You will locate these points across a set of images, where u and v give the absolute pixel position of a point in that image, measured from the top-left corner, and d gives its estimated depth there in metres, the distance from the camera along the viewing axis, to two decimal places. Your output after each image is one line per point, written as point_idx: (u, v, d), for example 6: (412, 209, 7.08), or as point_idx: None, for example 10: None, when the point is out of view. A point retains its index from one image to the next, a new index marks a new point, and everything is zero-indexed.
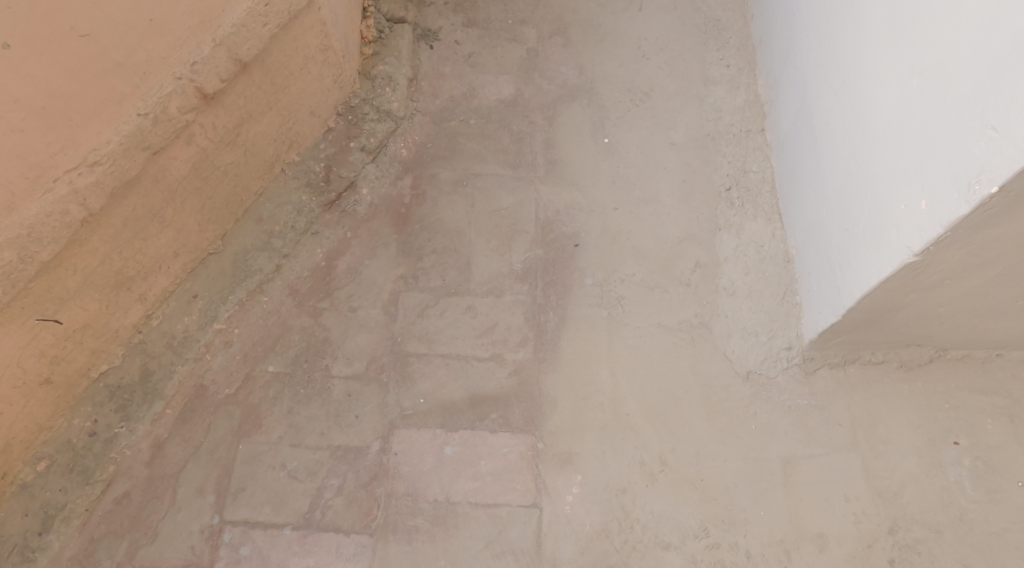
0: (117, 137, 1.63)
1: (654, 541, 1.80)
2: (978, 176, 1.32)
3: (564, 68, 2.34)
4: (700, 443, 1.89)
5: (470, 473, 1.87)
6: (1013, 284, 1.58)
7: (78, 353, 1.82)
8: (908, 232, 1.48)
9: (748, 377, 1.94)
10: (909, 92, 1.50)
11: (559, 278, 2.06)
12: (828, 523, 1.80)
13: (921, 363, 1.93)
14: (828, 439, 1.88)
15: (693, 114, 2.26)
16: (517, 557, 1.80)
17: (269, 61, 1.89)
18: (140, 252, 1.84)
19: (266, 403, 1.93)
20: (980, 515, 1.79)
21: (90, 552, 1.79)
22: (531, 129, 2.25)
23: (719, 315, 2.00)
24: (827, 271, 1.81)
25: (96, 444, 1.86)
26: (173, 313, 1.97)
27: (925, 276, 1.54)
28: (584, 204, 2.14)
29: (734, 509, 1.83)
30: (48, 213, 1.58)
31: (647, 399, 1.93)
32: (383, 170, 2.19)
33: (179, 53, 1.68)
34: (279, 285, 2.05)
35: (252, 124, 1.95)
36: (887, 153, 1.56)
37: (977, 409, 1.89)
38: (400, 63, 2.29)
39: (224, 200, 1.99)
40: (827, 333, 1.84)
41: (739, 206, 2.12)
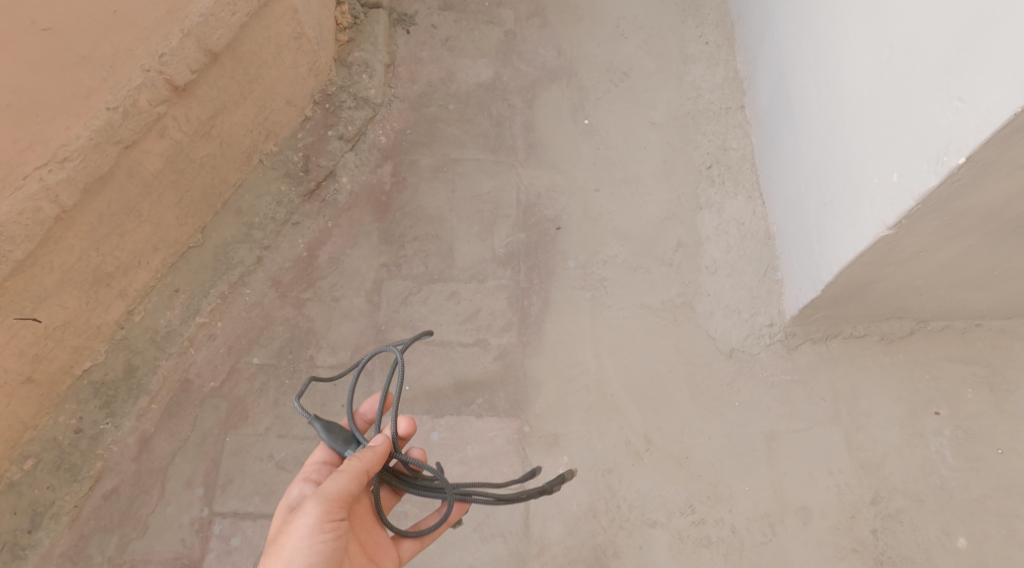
0: (86, 132, 1.62)
1: (641, 519, 1.82)
2: (946, 147, 1.33)
3: (542, 49, 2.33)
4: (685, 421, 1.90)
5: (457, 457, 1.89)
6: (987, 254, 1.59)
7: (59, 351, 1.82)
8: (882, 205, 1.49)
9: (731, 354, 1.95)
10: (881, 64, 1.50)
11: (542, 262, 2.07)
12: (811, 496, 1.82)
13: (902, 335, 1.94)
14: (811, 414, 1.89)
15: (673, 93, 2.25)
16: (506, 539, 1.82)
17: (240, 51, 1.88)
18: (118, 247, 1.84)
19: (252, 394, 1.94)
20: (960, 483, 1.82)
21: (81, 547, 1.80)
22: (511, 112, 2.25)
23: (701, 294, 2.01)
24: (806, 246, 1.82)
25: (83, 441, 1.87)
26: (154, 307, 1.97)
27: (900, 249, 1.55)
28: (565, 186, 2.15)
29: (719, 485, 1.84)
30: (20, 211, 1.58)
31: (631, 379, 1.94)
32: (363, 158, 2.18)
33: (146, 45, 1.67)
34: (261, 276, 2.04)
35: (226, 115, 1.94)
36: (860, 128, 1.57)
37: (958, 379, 1.90)
38: (376, 49, 2.27)
39: (202, 192, 1.99)
40: (808, 309, 1.85)
41: (719, 184, 2.12)
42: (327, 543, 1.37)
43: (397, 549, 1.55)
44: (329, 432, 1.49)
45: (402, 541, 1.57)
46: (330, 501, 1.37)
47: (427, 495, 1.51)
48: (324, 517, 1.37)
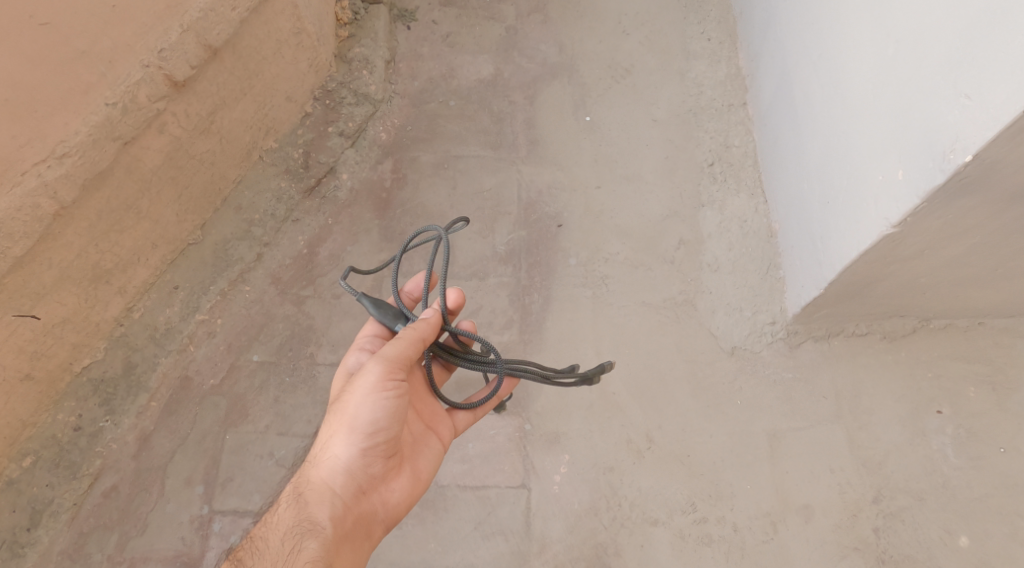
0: (85, 128, 1.61)
1: (642, 517, 1.82)
2: (952, 145, 1.32)
3: (543, 45, 2.32)
4: (687, 419, 1.89)
5: (458, 456, 1.88)
6: (991, 252, 1.58)
7: (58, 349, 1.81)
8: (886, 203, 1.48)
9: (733, 352, 1.94)
10: (885, 61, 1.48)
11: (543, 259, 2.06)
12: (813, 494, 1.82)
13: (904, 333, 1.93)
14: (814, 412, 1.88)
15: (675, 89, 2.24)
16: (507, 537, 1.82)
17: (240, 46, 1.87)
18: (117, 244, 1.83)
19: (252, 392, 1.93)
20: (962, 481, 1.81)
21: (80, 545, 1.80)
22: (512, 108, 2.24)
23: (703, 292, 2.00)
24: (809, 244, 1.81)
25: (82, 439, 1.86)
26: (154, 305, 1.96)
27: (904, 247, 1.54)
28: (566, 183, 2.14)
29: (721, 484, 1.84)
30: (18, 207, 1.57)
31: (632, 377, 1.93)
32: (363, 155, 2.17)
33: (145, 40, 1.65)
34: (261, 274, 2.04)
35: (226, 111, 1.93)
36: (865, 125, 1.56)
37: (960, 377, 1.88)
38: (377, 45, 2.26)
39: (202, 189, 1.98)
40: (811, 307, 1.84)
41: (721, 181, 2.11)
42: (391, 401, 1.49)
43: (450, 418, 1.67)
44: (378, 308, 1.58)
45: (455, 412, 1.69)
46: (391, 363, 1.48)
47: (476, 368, 1.56)
48: (386, 376, 1.49)
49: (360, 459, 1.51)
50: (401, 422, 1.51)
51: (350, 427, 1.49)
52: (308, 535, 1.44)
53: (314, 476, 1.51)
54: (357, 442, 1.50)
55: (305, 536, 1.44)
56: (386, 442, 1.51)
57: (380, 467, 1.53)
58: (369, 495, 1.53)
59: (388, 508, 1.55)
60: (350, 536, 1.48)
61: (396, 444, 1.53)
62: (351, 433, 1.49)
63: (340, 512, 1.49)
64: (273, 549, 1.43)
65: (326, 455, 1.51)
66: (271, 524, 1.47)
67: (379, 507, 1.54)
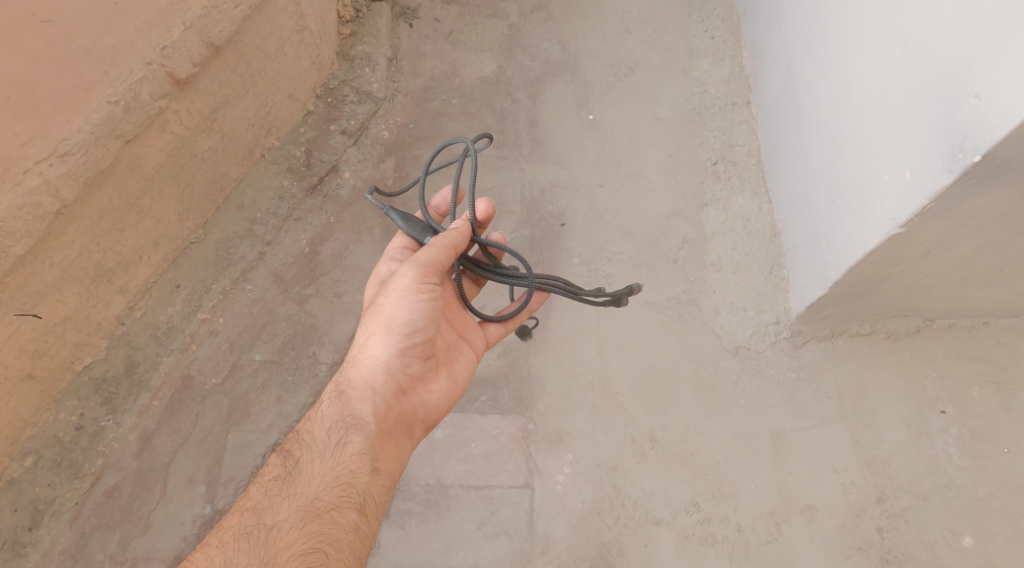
0: (87, 126, 1.60)
1: (646, 517, 1.81)
2: (961, 145, 1.31)
3: (546, 44, 2.31)
4: (690, 419, 1.89)
5: (461, 455, 1.88)
6: (997, 252, 1.58)
7: (59, 348, 1.80)
8: (893, 203, 1.47)
9: (737, 352, 1.94)
10: (892, 59, 1.48)
11: (546, 258, 2.05)
12: (817, 494, 1.81)
13: (908, 333, 1.92)
14: (817, 412, 1.88)
15: (678, 88, 2.23)
16: (510, 537, 1.81)
17: (243, 44, 1.86)
18: (119, 242, 1.82)
19: (254, 391, 1.92)
20: (966, 482, 1.80)
21: (81, 545, 1.79)
22: (515, 107, 2.23)
23: (706, 291, 2.00)
24: (814, 243, 1.81)
25: (84, 438, 1.85)
26: (156, 303, 1.95)
27: (911, 247, 1.53)
28: (569, 182, 2.13)
29: (724, 484, 1.83)
30: (20, 206, 1.56)
31: (636, 377, 1.93)
32: (365, 153, 2.16)
33: (147, 38, 1.64)
34: (263, 272, 2.03)
35: (228, 109, 1.92)
36: (871, 124, 1.55)
37: (963, 377, 1.88)
38: (379, 43, 2.25)
39: (204, 187, 1.97)
40: (815, 307, 1.83)
41: (725, 181, 2.10)
42: (428, 302, 1.49)
43: (482, 330, 1.67)
44: (407, 222, 1.56)
45: (487, 325, 1.68)
46: (426, 266, 1.47)
47: (505, 282, 1.53)
48: (420, 279, 1.48)
49: (399, 358, 1.52)
50: (438, 323, 1.51)
51: (389, 326, 1.49)
52: (353, 430, 1.45)
53: (354, 375, 1.51)
54: (395, 341, 1.50)
55: (350, 432, 1.45)
56: (425, 342, 1.51)
57: (418, 368, 1.54)
58: (409, 395, 1.54)
59: (428, 409, 1.56)
60: (393, 433, 1.49)
61: (434, 344, 1.53)
62: (389, 332, 1.50)
63: (382, 410, 1.49)
64: (319, 444, 1.45)
65: (364, 354, 1.51)
66: (314, 420, 1.48)
67: (419, 408, 1.55)
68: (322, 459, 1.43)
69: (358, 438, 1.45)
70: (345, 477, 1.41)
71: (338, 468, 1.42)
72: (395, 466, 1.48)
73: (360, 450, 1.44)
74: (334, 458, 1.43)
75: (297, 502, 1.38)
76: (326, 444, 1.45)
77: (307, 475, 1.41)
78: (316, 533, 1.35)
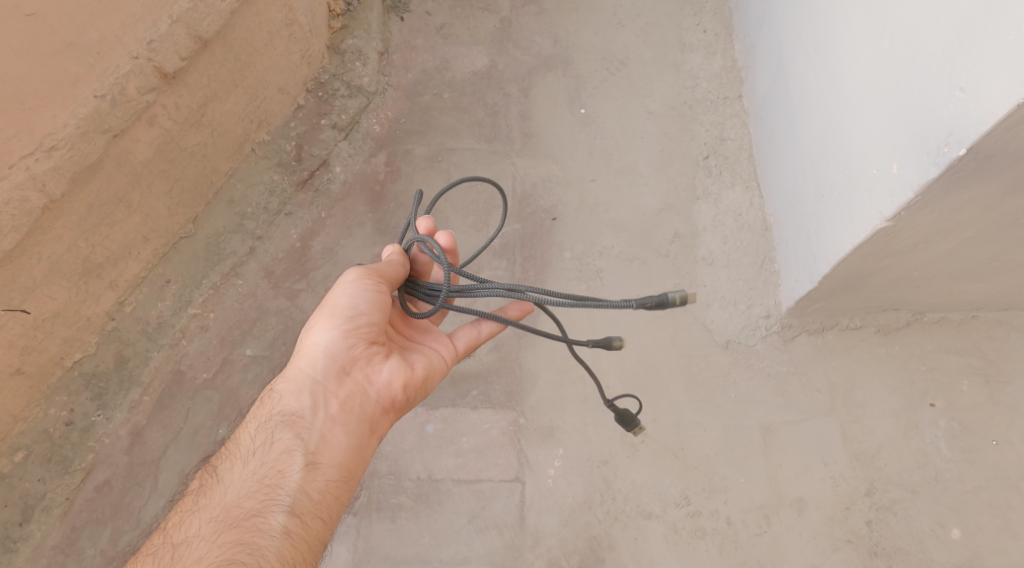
0: (73, 120, 1.60)
1: (636, 510, 1.82)
2: (947, 138, 1.31)
3: (538, 37, 2.31)
4: (681, 413, 1.89)
5: (452, 450, 1.88)
6: (985, 245, 1.58)
7: (49, 343, 1.80)
8: (880, 197, 1.47)
9: (727, 346, 1.94)
10: (881, 53, 1.47)
11: (537, 253, 2.05)
12: (807, 487, 1.82)
13: (898, 327, 1.92)
14: (808, 405, 1.88)
15: (670, 82, 2.23)
16: (501, 531, 1.82)
17: (231, 37, 1.85)
18: (107, 237, 1.82)
19: (245, 386, 1.92)
20: (954, 474, 1.81)
21: (72, 540, 1.80)
22: (506, 101, 2.22)
23: (697, 286, 2.00)
24: (804, 238, 1.81)
25: (74, 433, 1.85)
26: (146, 298, 1.95)
27: (899, 240, 1.54)
28: (560, 176, 2.13)
29: (714, 477, 1.84)
30: (6, 201, 1.56)
31: (627, 370, 1.93)
32: (356, 147, 2.16)
33: (134, 31, 1.64)
34: (254, 267, 2.03)
35: (217, 103, 1.91)
36: (860, 119, 1.55)
37: (953, 371, 1.88)
38: (370, 37, 2.24)
39: (193, 182, 1.96)
40: (805, 301, 1.83)
41: (716, 175, 2.10)
42: (374, 293, 1.49)
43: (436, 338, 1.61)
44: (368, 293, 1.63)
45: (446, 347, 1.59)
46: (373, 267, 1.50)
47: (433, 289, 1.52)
48: (366, 270, 1.50)
49: (342, 344, 1.49)
50: (385, 313, 1.50)
51: (330, 312, 1.48)
52: (283, 427, 1.44)
53: (295, 366, 1.50)
54: (337, 327, 1.48)
55: (281, 432, 1.44)
56: (369, 330, 1.50)
57: (365, 351, 1.50)
58: (357, 379, 1.49)
59: (381, 394, 1.51)
60: (335, 426, 1.46)
61: (381, 332, 1.51)
62: (332, 317, 1.48)
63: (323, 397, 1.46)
64: (244, 449, 1.44)
65: (307, 344, 1.50)
66: (245, 427, 1.48)
67: (365, 395, 1.49)
68: (247, 463, 1.42)
69: (289, 435, 1.44)
70: (270, 478, 1.40)
71: (263, 469, 1.41)
72: (340, 461, 1.45)
73: (290, 449, 1.43)
74: (259, 460, 1.42)
75: (212, 511, 1.37)
76: (253, 445, 1.44)
77: (228, 481, 1.40)
78: (231, 542, 1.33)
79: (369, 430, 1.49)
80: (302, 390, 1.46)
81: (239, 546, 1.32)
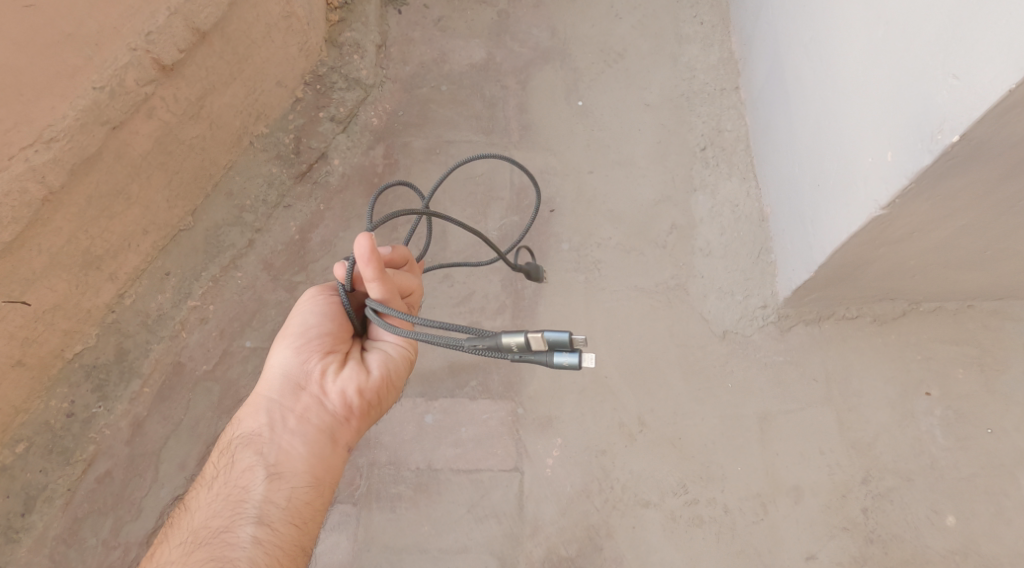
0: (72, 112, 1.61)
1: (634, 499, 1.83)
2: (940, 125, 1.32)
3: (536, 30, 2.31)
4: (679, 403, 1.90)
5: (451, 440, 1.90)
6: (979, 234, 1.59)
7: (49, 335, 1.81)
8: (875, 185, 1.48)
9: (725, 336, 1.95)
10: (875, 42, 1.48)
11: (536, 244, 2.06)
12: (803, 475, 1.83)
13: (894, 316, 1.93)
14: (804, 395, 1.89)
15: (667, 73, 2.23)
16: (500, 520, 1.83)
17: (229, 30, 1.86)
18: (107, 229, 1.82)
19: (245, 377, 1.93)
20: (950, 462, 1.82)
21: (74, 530, 1.81)
22: (504, 93, 2.23)
23: (695, 276, 2.01)
24: (800, 227, 1.82)
25: (75, 425, 1.86)
26: (146, 291, 1.95)
27: (894, 229, 1.54)
28: (558, 168, 2.14)
29: (712, 466, 1.85)
30: (6, 192, 1.57)
31: (624, 360, 1.94)
32: (355, 140, 2.17)
33: (132, 23, 1.65)
34: (253, 260, 2.04)
35: (216, 96, 1.92)
36: (856, 108, 1.55)
37: (949, 359, 1.89)
38: (367, 30, 2.25)
39: (192, 174, 1.97)
40: (802, 290, 1.84)
41: (713, 166, 2.11)
42: (322, 307, 1.55)
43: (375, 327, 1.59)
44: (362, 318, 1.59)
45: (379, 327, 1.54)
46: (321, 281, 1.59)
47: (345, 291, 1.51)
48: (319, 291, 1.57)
49: (295, 359, 1.51)
50: (335, 321, 1.54)
51: (282, 332, 1.52)
52: (243, 447, 1.46)
53: (256, 389, 1.53)
54: (289, 344, 1.51)
55: (242, 452, 1.46)
56: (321, 341, 1.52)
57: (319, 362, 1.51)
58: (313, 390, 1.50)
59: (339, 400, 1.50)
60: (295, 435, 1.46)
61: (334, 341, 1.53)
62: (284, 336, 1.52)
63: (280, 412, 1.48)
64: (210, 475, 1.46)
65: (265, 367, 1.53)
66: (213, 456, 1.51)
67: (323, 401, 1.49)
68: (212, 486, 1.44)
69: (250, 454, 1.45)
70: (234, 494, 1.41)
71: (227, 488, 1.42)
72: (303, 470, 1.44)
73: (252, 465, 1.44)
74: (222, 482, 1.44)
75: (182, 536, 1.39)
76: (218, 470, 1.46)
77: (195, 507, 1.43)
78: (200, 560, 1.34)
79: (333, 437, 1.48)
80: (258, 409, 1.48)
81: (209, 561, 1.34)
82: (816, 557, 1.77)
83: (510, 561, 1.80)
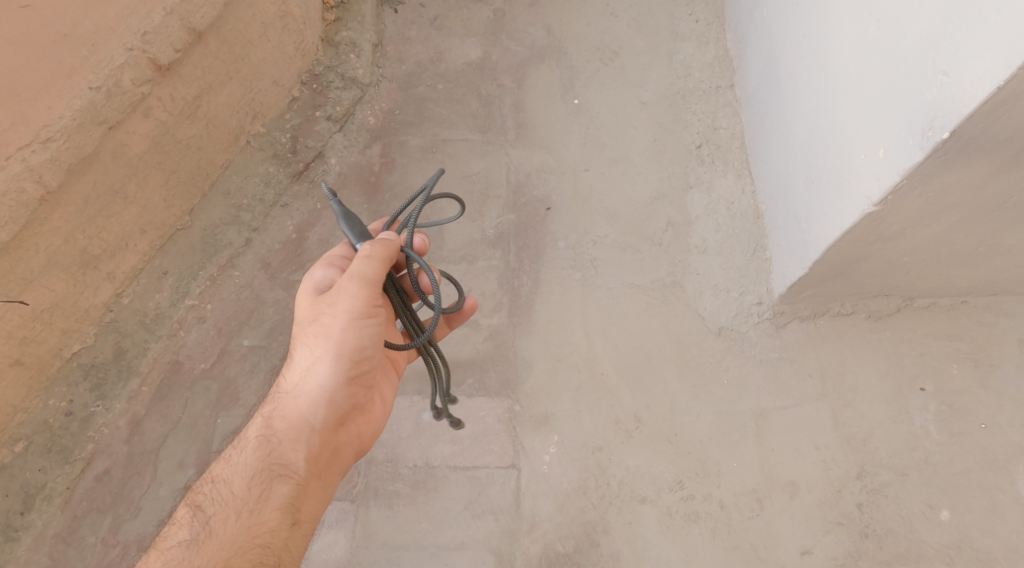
0: (69, 112, 1.62)
1: (630, 495, 1.84)
2: (931, 122, 1.33)
3: (532, 28, 2.32)
4: (675, 399, 1.91)
5: (448, 437, 1.90)
6: (971, 230, 1.60)
7: (47, 334, 1.82)
8: (868, 182, 1.49)
9: (720, 333, 1.96)
10: (867, 39, 1.49)
11: (532, 242, 2.07)
12: (798, 471, 1.84)
13: (889, 313, 1.94)
14: (799, 391, 1.90)
15: (663, 71, 2.24)
16: (497, 517, 1.84)
17: (225, 29, 1.87)
18: (104, 229, 1.83)
19: (243, 376, 1.94)
20: (944, 457, 1.83)
21: (73, 529, 1.82)
22: (500, 92, 2.24)
23: (691, 273, 2.02)
24: (794, 224, 1.83)
25: (74, 424, 1.87)
26: (144, 290, 1.96)
27: (887, 225, 1.55)
28: (554, 166, 2.14)
29: (707, 462, 1.86)
30: (3, 192, 1.57)
31: (620, 357, 1.95)
32: (351, 139, 2.17)
33: (128, 23, 1.65)
34: (250, 259, 2.04)
35: (212, 95, 1.93)
36: (849, 105, 1.56)
37: (943, 355, 1.90)
38: (364, 28, 2.25)
39: (189, 174, 1.98)
40: (796, 287, 1.85)
41: (709, 163, 2.12)
42: (374, 332, 1.51)
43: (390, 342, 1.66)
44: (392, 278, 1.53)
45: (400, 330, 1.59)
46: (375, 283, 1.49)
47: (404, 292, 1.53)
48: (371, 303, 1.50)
49: (340, 390, 1.51)
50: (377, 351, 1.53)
51: (337, 354, 1.49)
52: (277, 479, 1.46)
53: (292, 407, 1.49)
54: (340, 370, 1.50)
55: (275, 484, 1.45)
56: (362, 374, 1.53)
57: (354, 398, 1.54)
58: (343, 428, 1.54)
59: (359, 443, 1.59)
60: (323, 475, 1.50)
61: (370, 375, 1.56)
62: (337, 359, 1.49)
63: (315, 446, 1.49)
64: (237, 501, 1.44)
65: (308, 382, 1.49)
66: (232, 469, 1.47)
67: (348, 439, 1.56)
68: (247, 515, 1.42)
69: (281, 489, 1.46)
70: (261, 536, 1.41)
71: (257, 526, 1.42)
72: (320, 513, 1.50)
73: (282, 503, 1.45)
74: (255, 514, 1.43)
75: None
76: (247, 498, 1.44)
77: (220, 537, 1.40)
78: None
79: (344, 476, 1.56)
80: (298, 439, 1.48)
81: None
82: (810, 552, 1.79)
83: (507, 558, 1.81)
